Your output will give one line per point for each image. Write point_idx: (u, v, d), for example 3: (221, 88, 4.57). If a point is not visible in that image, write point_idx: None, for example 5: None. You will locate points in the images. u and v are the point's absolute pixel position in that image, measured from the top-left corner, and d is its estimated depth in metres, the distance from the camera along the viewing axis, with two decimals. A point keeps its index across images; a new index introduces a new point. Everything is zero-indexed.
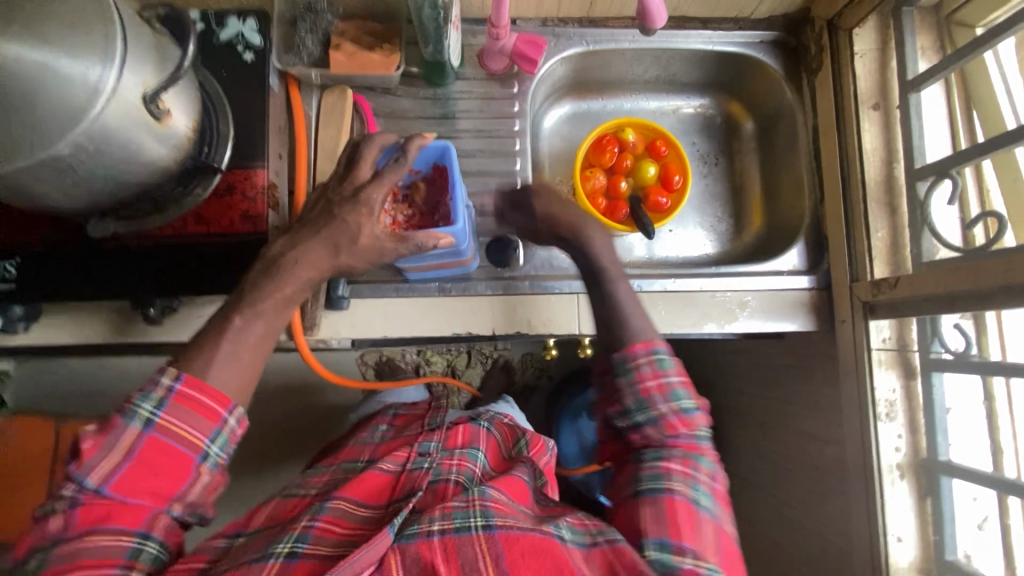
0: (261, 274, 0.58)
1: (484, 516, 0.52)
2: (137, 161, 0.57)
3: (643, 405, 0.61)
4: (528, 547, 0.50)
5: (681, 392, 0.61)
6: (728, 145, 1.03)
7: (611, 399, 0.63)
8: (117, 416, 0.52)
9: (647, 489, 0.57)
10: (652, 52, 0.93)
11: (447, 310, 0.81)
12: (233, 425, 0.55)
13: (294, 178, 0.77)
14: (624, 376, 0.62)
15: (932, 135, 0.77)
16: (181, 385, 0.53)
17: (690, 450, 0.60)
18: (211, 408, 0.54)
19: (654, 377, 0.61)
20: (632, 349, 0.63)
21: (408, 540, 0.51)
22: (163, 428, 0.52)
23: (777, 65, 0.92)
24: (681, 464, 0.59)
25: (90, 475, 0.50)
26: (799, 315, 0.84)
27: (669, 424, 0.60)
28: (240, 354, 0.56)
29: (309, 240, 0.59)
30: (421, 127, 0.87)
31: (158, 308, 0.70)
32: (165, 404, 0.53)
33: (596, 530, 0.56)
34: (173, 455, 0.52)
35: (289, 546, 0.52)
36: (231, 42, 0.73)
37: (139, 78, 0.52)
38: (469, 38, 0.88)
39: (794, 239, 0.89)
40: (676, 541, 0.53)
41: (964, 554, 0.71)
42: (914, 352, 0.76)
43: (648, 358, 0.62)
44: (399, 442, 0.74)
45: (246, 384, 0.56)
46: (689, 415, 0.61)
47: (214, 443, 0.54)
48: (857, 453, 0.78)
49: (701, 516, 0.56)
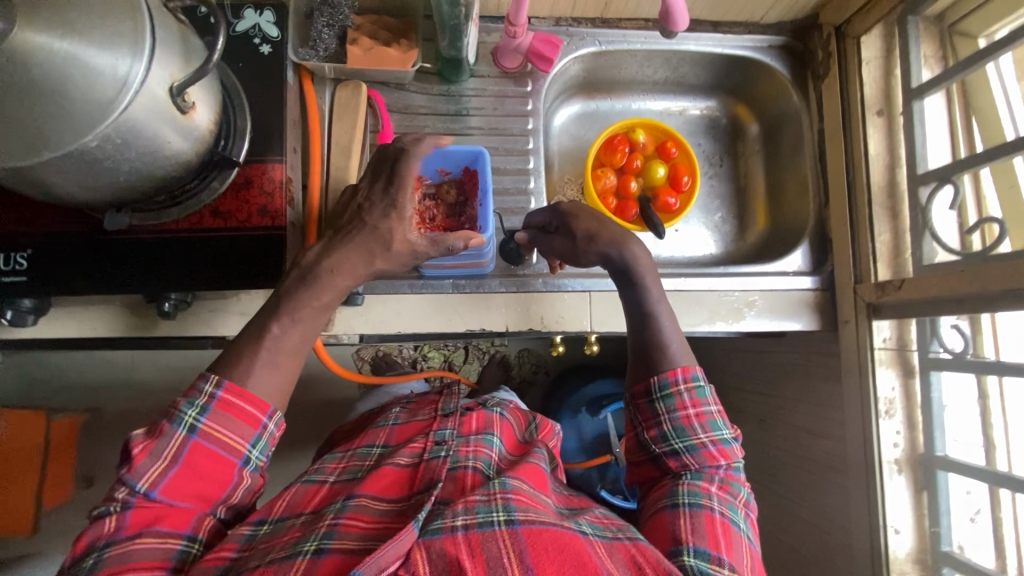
0: (295, 282, 0.58)
1: (506, 511, 0.52)
2: (161, 154, 0.56)
3: (682, 432, 0.64)
4: (550, 541, 0.50)
5: (719, 423, 0.65)
6: (733, 146, 1.05)
7: (649, 422, 0.65)
8: (165, 423, 0.52)
9: (686, 504, 0.59)
10: (662, 53, 0.94)
11: (460, 308, 0.81)
12: (272, 430, 0.56)
13: (308, 172, 0.77)
14: (664, 402, 0.65)
15: (933, 143, 0.79)
16: (224, 392, 0.53)
17: (728, 478, 0.63)
18: (252, 413, 0.54)
19: (693, 404, 0.65)
20: (673, 374, 0.65)
21: (434, 536, 0.50)
22: (209, 435, 0.52)
23: (784, 69, 0.94)
24: (718, 487, 0.62)
25: (140, 480, 0.49)
26: (803, 314, 0.86)
27: (709, 454, 0.63)
28: (277, 360, 0.56)
29: (344, 246, 0.59)
30: (434, 124, 0.87)
31: (173, 303, 0.69)
32: (208, 411, 0.53)
33: (615, 528, 0.57)
34: (217, 459, 0.52)
35: (316, 543, 0.50)
36: (247, 34, 0.72)
37: (166, 70, 0.52)
38: (483, 35, 0.88)
39: (798, 241, 0.92)
40: (713, 551, 0.55)
41: (958, 546, 0.75)
42: (912, 352, 0.79)
43: (687, 385, 0.65)
44: (415, 425, 0.73)
45: (284, 389, 0.56)
46: (726, 444, 0.64)
47: (256, 447, 0.54)
48: (858, 448, 0.81)
49: (737, 536, 0.59)
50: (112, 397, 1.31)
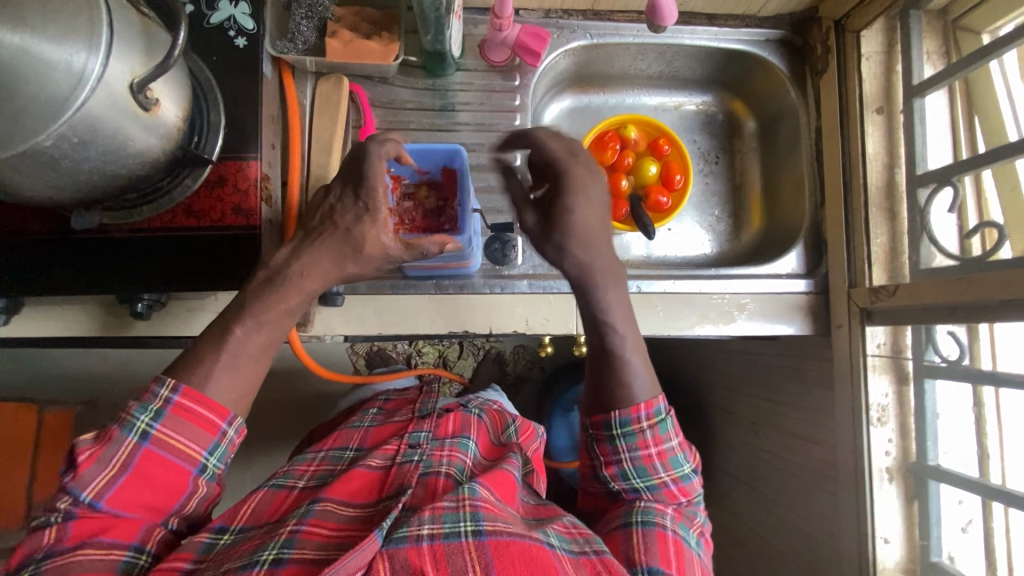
0: (262, 284, 0.56)
1: (473, 520, 0.51)
2: (124, 152, 0.54)
3: (643, 472, 0.62)
4: (517, 554, 0.49)
5: (680, 458, 0.64)
6: (729, 143, 1.02)
7: (607, 457, 0.63)
8: (115, 428, 0.50)
9: (638, 523, 0.59)
10: (656, 47, 0.91)
11: (442, 309, 0.79)
12: (232, 436, 0.54)
13: (287, 169, 0.75)
14: (624, 441, 0.62)
15: (934, 142, 0.76)
16: (180, 397, 0.52)
17: (683, 505, 0.63)
18: (209, 420, 0.52)
19: (655, 442, 0.62)
20: (634, 411, 0.62)
21: (398, 545, 0.49)
22: (162, 442, 0.51)
23: (781, 64, 0.90)
24: (672, 510, 0.62)
25: (85, 489, 0.48)
26: (796, 318, 0.84)
27: (667, 490, 0.63)
28: (240, 366, 0.55)
29: (317, 249, 0.57)
30: (419, 119, 0.85)
31: (146, 304, 0.68)
32: (163, 416, 0.51)
33: (582, 539, 0.55)
34: (170, 467, 0.51)
35: (274, 552, 0.49)
36: (222, 26, 0.69)
37: (126, 65, 0.50)
38: (470, 27, 0.85)
39: (793, 242, 0.89)
40: (666, 571, 0.55)
41: (947, 556, 0.73)
42: (907, 359, 0.77)
43: (649, 422, 0.62)
44: (390, 427, 0.72)
45: (245, 394, 0.55)
46: (685, 480, 0.63)
47: (213, 455, 0.53)
48: (849, 456, 0.79)
49: (691, 555, 0.58)
50: (101, 391, 1.30)
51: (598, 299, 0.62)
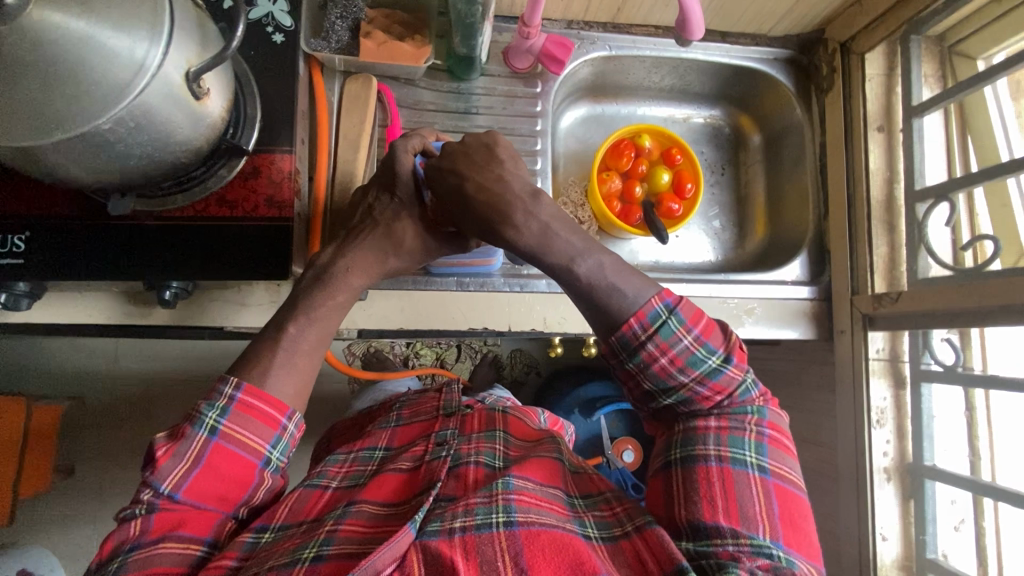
0: (310, 283, 0.57)
1: (506, 512, 0.50)
2: (172, 140, 0.55)
3: (664, 385, 0.56)
4: (548, 542, 0.48)
5: (699, 355, 0.56)
6: (735, 156, 1.06)
7: (629, 384, 0.58)
8: (186, 425, 0.49)
9: (678, 461, 0.54)
10: (670, 61, 0.95)
11: (463, 306, 0.81)
12: (292, 431, 0.53)
13: (314, 164, 0.76)
14: (632, 361, 0.56)
15: (931, 160, 0.81)
16: (243, 394, 0.51)
17: (728, 408, 0.55)
18: (271, 414, 0.51)
19: (665, 350, 0.55)
20: (628, 328, 0.55)
21: (430, 538, 0.49)
22: (230, 437, 0.50)
23: (788, 82, 0.95)
24: (718, 424, 0.55)
25: (164, 482, 0.48)
26: (800, 323, 0.88)
27: (700, 396, 0.56)
28: (296, 362, 0.53)
29: (360, 246, 0.58)
30: (443, 120, 0.87)
31: (174, 291, 0.68)
32: (228, 412, 0.50)
33: (625, 518, 0.54)
34: (239, 462, 0.50)
35: (315, 550, 0.49)
36: (261, 22, 0.71)
37: (184, 56, 0.51)
38: (495, 34, 0.88)
39: (796, 251, 0.93)
40: (711, 521, 0.50)
41: (942, 553, 0.76)
42: (904, 363, 0.81)
43: (649, 333, 0.55)
44: (418, 426, 0.71)
45: (302, 390, 0.54)
46: (716, 374, 0.55)
47: (276, 449, 0.52)
48: (850, 457, 0.83)
49: (744, 478, 0.52)
50: (97, 386, 1.28)
51: (575, 270, 0.57)
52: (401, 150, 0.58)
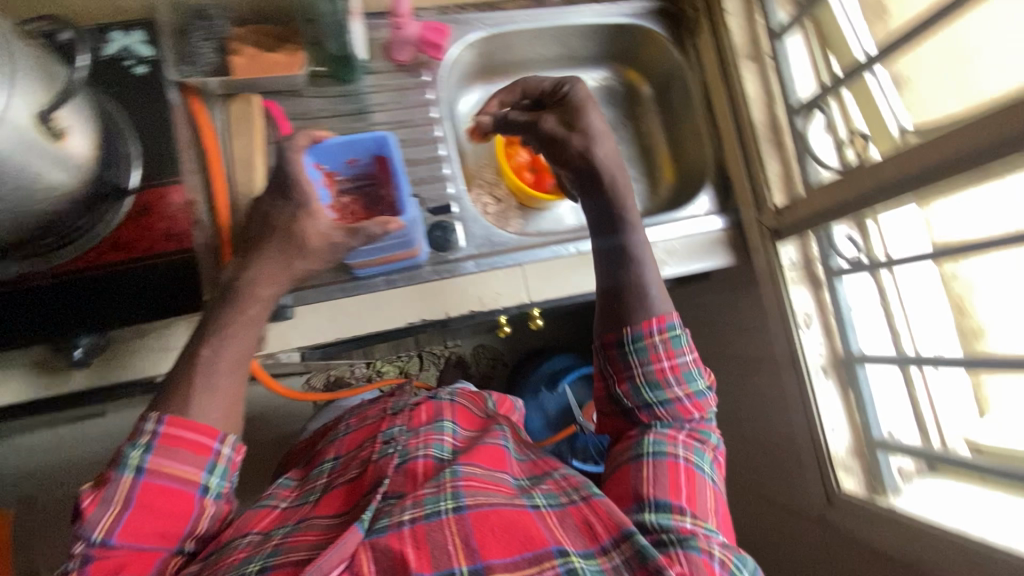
0: (216, 302, 0.56)
1: (454, 497, 0.51)
2: (38, 188, 0.53)
3: (656, 386, 0.63)
4: (497, 522, 0.49)
5: (692, 374, 0.65)
6: (631, 111, 1.09)
7: (620, 376, 0.65)
8: (109, 470, 0.47)
9: (650, 454, 0.60)
10: (549, 30, 0.98)
11: (396, 303, 0.81)
12: (229, 454, 0.52)
13: (211, 193, 0.74)
14: (636, 355, 0.64)
15: (800, 76, 0.89)
16: (166, 427, 0.49)
17: (696, 425, 0.64)
18: (201, 442, 0.50)
19: (668, 356, 0.64)
20: (647, 328, 0.64)
21: (380, 534, 0.48)
22: (159, 471, 0.48)
23: (661, 30, 1.00)
24: (688, 437, 0.63)
25: (95, 529, 0.46)
26: (719, 252, 0.93)
27: (683, 407, 0.63)
28: (217, 384, 0.53)
29: (260, 258, 0.57)
30: (337, 125, 0.86)
31: (85, 349, 0.65)
32: (153, 448, 0.48)
33: (572, 490, 0.57)
34: (173, 494, 0.48)
35: (260, 562, 0.47)
36: (118, 57, 0.68)
37: (29, 96, 0.48)
38: (371, 32, 0.88)
39: (703, 184, 0.97)
40: (674, 501, 0.56)
41: (887, 432, 0.81)
42: (817, 265, 0.87)
43: (662, 335, 0.65)
44: (366, 430, 0.70)
45: (229, 412, 0.53)
46: (699, 395, 0.64)
47: (213, 475, 0.51)
48: (789, 363, 0.88)
49: (702, 481, 0.60)
50: (40, 479, 1.20)
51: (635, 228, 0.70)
52: (290, 151, 0.56)
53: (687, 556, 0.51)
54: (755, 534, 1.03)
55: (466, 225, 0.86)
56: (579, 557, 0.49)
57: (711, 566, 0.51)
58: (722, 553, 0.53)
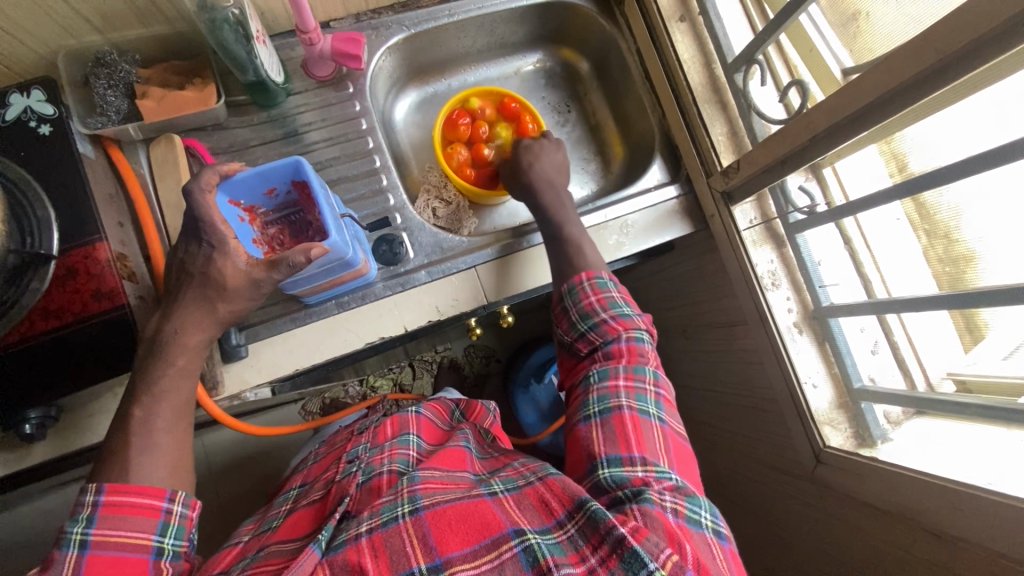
0: (144, 356, 0.58)
1: (411, 500, 0.50)
2: None
3: (586, 316, 0.69)
4: (454, 515, 0.49)
5: (621, 308, 0.70)
6: (573, 90, 1.08)
7: (561, 320, 0.72)
8: (52, 551, 0.47)
9: (596, 413, 0.59)
10: (474, 21, 0.94)
11: (350, 325, 0.79)
12: (182, 511, 0.54)
13: (145, 243, 0.73)
14: (571, 299, 0.71)
15: (734, 30, 0.85)
16: (107, 495, 0.50)
17: (631, 364, 0.64)
18: (148, 503, 0.52)
19: (597, 294, 0.70)
20: (578, 279, 0.72)
21: (337, 550, 0.47)
22: (104, 542, 0.48)
23: (587, 3, 0.96)
24: (627, 360, 0.65)
25: None
26: (676, 222, 0.90)
27: (611, 326, 0.67)
28: (156, 441, 0.55)
29: (184, 304, 0.59)
30: (266, 152, 0.83)
31: (35, 423, 0.65)
32: (96, 520, 0.49)
33: (529, 472, 0.58)
34: (124, 563, 0.48)
35: None
36: (20, 120, 0.66)
37: None
38: (286, 52, 0.86)
39: (652, 156, 0.95)
40: (624, 454, 0.56)
41: (868, 380, 0.80)
42: (776, 221, 0.85)
43: (590, 281, 0.72)
44: (332, 455, 0.69)
45: (175, 469, 0.55)
46: (627, 317, 0.68)
47: (166, 534, 0.51)
48: (759, 325, 0.86)
49: (648, 423, 0.59)
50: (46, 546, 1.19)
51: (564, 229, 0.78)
52: (194, 192, 0.55)
53: (642, 510, 0.49)
54: (744, 495, 1.03)
55: (413, 235, 0.85)
56: (536, 533, 0.49)
57: (666, 517, 0.50)
58: (675, 503, 0.51)
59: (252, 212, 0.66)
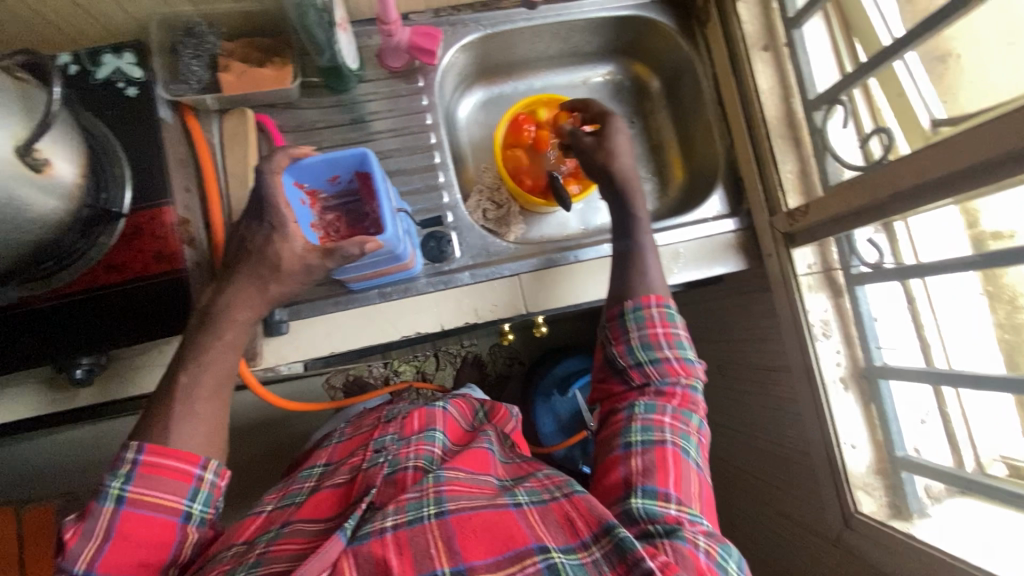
0: (196, 326, 0.60)
1: (437, 503, 0.50)
2: (23, 219, 0.53)
3: (649, 347, 0.65)
4: (479, 523, 0.49)
5: (681, 345, 0.67)
6: (640, 106, 1.06)
7: (618, 337, 0.67)
8: (91, 501, 0.51)
9: (638, 442, 0.59)
10: (549, 27, 0.93)
11: (389, 316, 0.80)
12: (213, 480, 0.55)
13: (207, 211, 0.75)
14: (635, 322, 0.67)
15: (820, 68, 0.82)
16: (146, 455, 0.52)
17: (681, 407, 0.63)
18: (182, 468, 0.53)
19: (662, 325, 0.67)
20: (647, 301, 0.68)
21: (362, 541, 0.47)
22: (138, 501, 0.51)
23: (668, 21, 0.94)
24: (678, 403, 0.63)
25: (76, 562, 0.49)
26: (730, 256, 0.87)
27: (672, 368, 0.65)
28: (196, 409, 0.57)
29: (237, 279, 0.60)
30: (331, 136, 0.85)
31: (85, 368, 0.68)
32: (133, 477, 0.51)
33: (554, 487, 0.56)
34: (153, 523, 0.51)
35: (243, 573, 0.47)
36: (109, 80, 0.70)
37: (7, 132, 0.49)
38: (363, 39, 0.87)
39: (713, 185, 0.92)
40: (660, 489, 0.56)
41: (912, 449, 0.76)
42: (837, 271, 0.81)
43: (659, 308, 0.68)
44: (358, 439, 0.70)
45: (212, 437, 0.57)
46: (689, 362, 0.66)
47: (196, 501, 0.53)
48: (803, 374, 0.82)
49: (688, 465, 0.59)
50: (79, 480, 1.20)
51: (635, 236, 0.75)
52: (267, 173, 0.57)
53: (673, 546, 0.50)
54: (760, 544, 1.00)
55: (462, 235, 0.85)
56: (560, 551, 0.48)
57: (698, 557, 0.50)
58: (707, 544, 0.52)
59: (314, 195, 0.67)
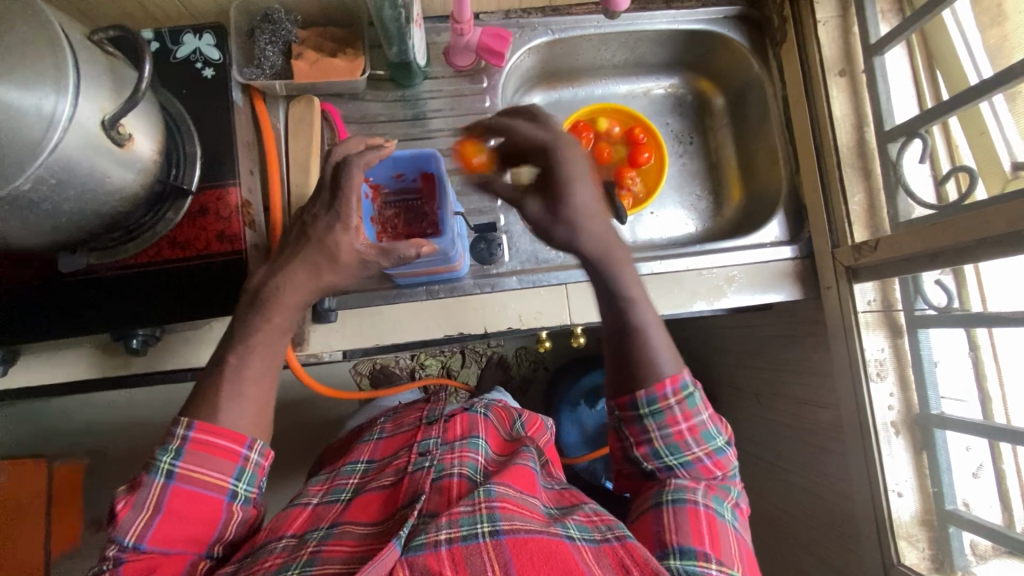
0: (245, 304, 0.60)
1: (491, 520, 0.49)
2: (102, 190, 0.55)
3: (675, 450, 0.59)
4: (536, 550, 0.47)
5: (711, 432, 0.60)
6: (701, 123, 1.04)
7: (638, 441, 0.60)
8: (142, 474, 0.51)
9: (670, 500, 0.56)
10: (618, 36, 0.92)
11: (434, 314, 0.80)
12: (257, 459, 0.56)
13: (268, 195, 0.76)
14: (653, 420, 0.59)
15: (899, 98, 0.79)
16: (196, 432, 0.53)
17: (711, 489, 0.58)
18: (229, 447, 0.54)
19: (684, 417, 0.59)
20: (662, 387, 0.59)
21: (417, 552, 0.47)
22: (188, 477, 0.52)
23: (740, 38, 0.92)
24: (707, 485, 0.59)
25: (127, 535, 0.49)
26: (785, 284, 0.85)
27: (702, 468, 0.59)
28: (243, 391, 0.56)
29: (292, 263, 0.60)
30: (392, 130, 0.85)
31: (141, 339, 0.69)
32: (183, 453, 0.52)
33: (604, 526, 0.54)
34: (201, 500, 0.52)
35: (300, 568, 0.48)
36: (189, 60, 0.71)
37: (96, 104, 0.50)
38: (432, 36, 0.87)
39: (772, 211, 0.90)
40: (698, 547, 0.52)
41: (963, 503, 0.71)
42: (898, 312, 0.77)
43: (677, 397, 0.59)
44: (400, 438, 0.70)
45: (258, 419, 0.57)
46: (720, 454, 0.60)
47: (241, 480, 0.54)
48: (852, 414, 0.79)
49: (724, 527, 0.56)
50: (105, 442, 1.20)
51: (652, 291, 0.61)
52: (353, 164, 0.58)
53: None
54: None
55: (511, 239, 0.86)
56: None
57: None
58: None
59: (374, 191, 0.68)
